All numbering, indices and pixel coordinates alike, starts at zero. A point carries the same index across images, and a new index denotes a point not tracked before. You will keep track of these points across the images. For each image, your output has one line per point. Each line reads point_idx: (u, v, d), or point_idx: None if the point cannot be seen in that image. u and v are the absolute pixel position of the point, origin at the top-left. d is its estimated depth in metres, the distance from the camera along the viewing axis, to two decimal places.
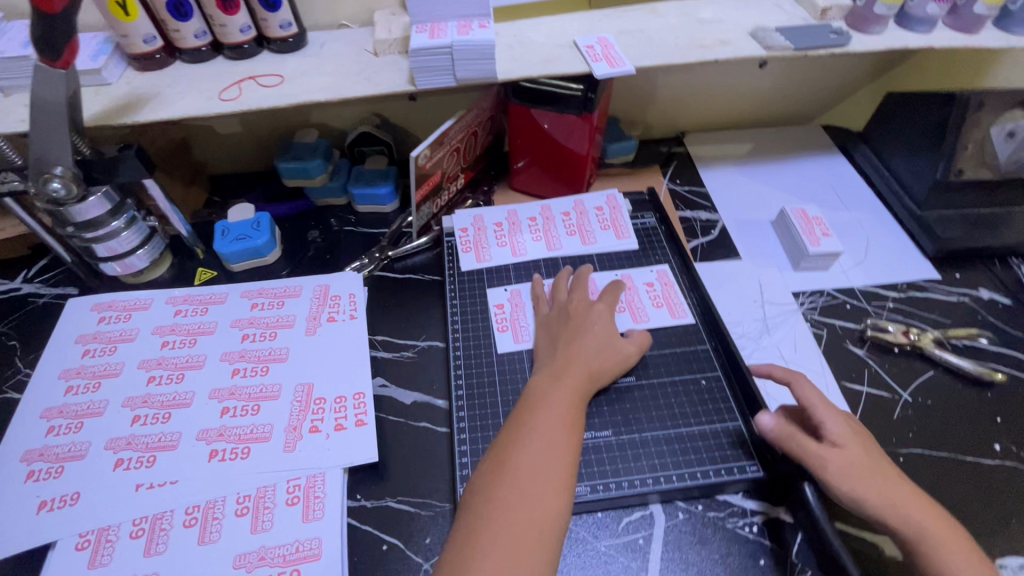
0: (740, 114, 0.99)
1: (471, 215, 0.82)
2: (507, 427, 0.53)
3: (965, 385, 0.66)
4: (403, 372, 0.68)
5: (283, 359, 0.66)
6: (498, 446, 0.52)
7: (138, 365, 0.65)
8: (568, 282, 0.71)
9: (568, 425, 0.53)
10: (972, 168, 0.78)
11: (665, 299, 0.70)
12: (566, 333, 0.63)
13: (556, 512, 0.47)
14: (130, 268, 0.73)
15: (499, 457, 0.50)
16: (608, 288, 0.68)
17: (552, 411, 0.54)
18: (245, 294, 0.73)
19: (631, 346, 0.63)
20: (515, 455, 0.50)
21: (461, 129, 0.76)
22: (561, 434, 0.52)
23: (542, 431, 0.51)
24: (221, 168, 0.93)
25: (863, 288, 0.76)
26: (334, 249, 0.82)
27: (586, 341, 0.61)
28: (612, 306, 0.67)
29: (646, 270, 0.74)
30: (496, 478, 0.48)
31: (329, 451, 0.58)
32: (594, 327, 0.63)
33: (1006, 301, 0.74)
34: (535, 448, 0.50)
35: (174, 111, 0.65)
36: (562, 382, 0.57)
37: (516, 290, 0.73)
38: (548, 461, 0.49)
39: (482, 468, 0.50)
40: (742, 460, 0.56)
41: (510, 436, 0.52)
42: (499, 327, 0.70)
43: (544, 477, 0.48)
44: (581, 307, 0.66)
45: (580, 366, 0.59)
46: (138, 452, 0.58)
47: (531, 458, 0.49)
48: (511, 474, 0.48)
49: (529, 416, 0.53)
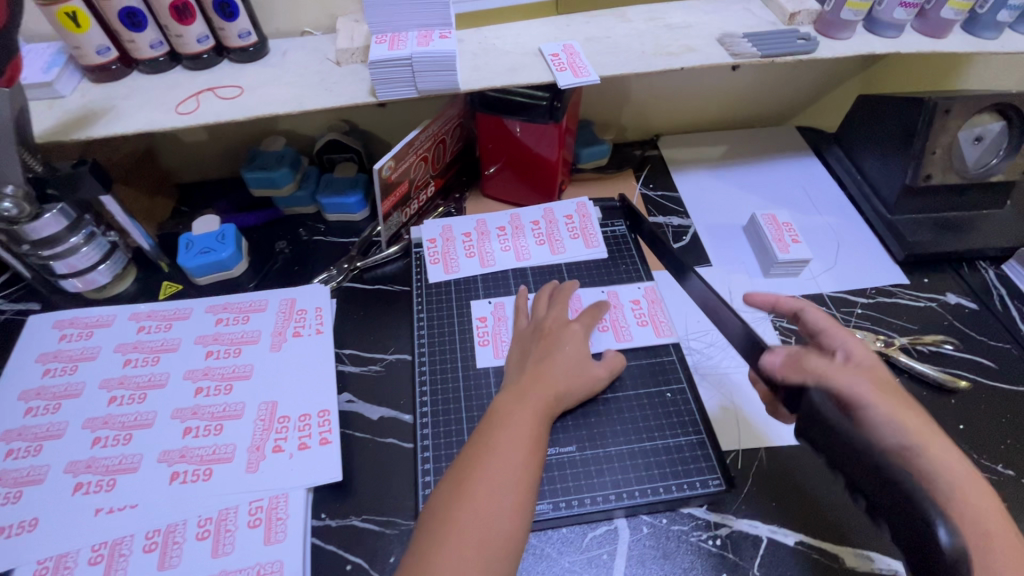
0: (715, 115, 0.98)
1: (440, 225, 0.81)
2: (469, 444, 0.52)
3: (929, 391, 0.67)
4: (369, 387, 0.68)
5: (248, 376, 0.65)
6: (459, 464, 0.50)
7: (100, 385, 0.64)
8: (550, 297, 0.70)
9: (532, 444, 0.52)
10: (940, 172, 0.77)
11: (651, 318, 0.70)
12: (539, 350, 0.61)
13: (514, 536, 0.46)
14: (91, 284, 0.72)
15: (459, 476, 0.49)
16: (589, 309, 0.67)
17: (516, 430, 0.52)
18: (210, 309, 0.72)
19: (603, 369, 0.62)
20: (475, 476, 0.48)
21: (426, 139, 0.75)
22: (524, 455, 0.50)
23: (504, 449, 0.50)
24: (188, 176, 0.92)
25: (832, 294, 0.76)
26: (302, 260, 0.81)
27: (558, 359, 0.60)
28: (589, 326, 0.65)
29: (632, 287, 0.73)
30: (455, 500, 0.47)
31: (292, 471, 0.58)
32: (568, 347, 0.61)
33: (972, 306, 0.75)
34: (497, 468, 0.49)
35: (129, 125, 0.64)
36: (529, 400, 0.55)
37: (500, 303, 0.73)
38: (510, 481, 0.48)
39: (442, 487, 0.49)
40: (705, 475, 0.57)
41: (472, 455, 0.50)
42: (481, 341, 0.69)
43: (504, 501, 0.47)
44: (555, 326, 0.64)
45: (547, 384, 0.57)
46: (98, 475, 0.58)
47: (492, 481, 0.48)
48: (470, 497, 0.47)
49: (492, 434, 0.52)
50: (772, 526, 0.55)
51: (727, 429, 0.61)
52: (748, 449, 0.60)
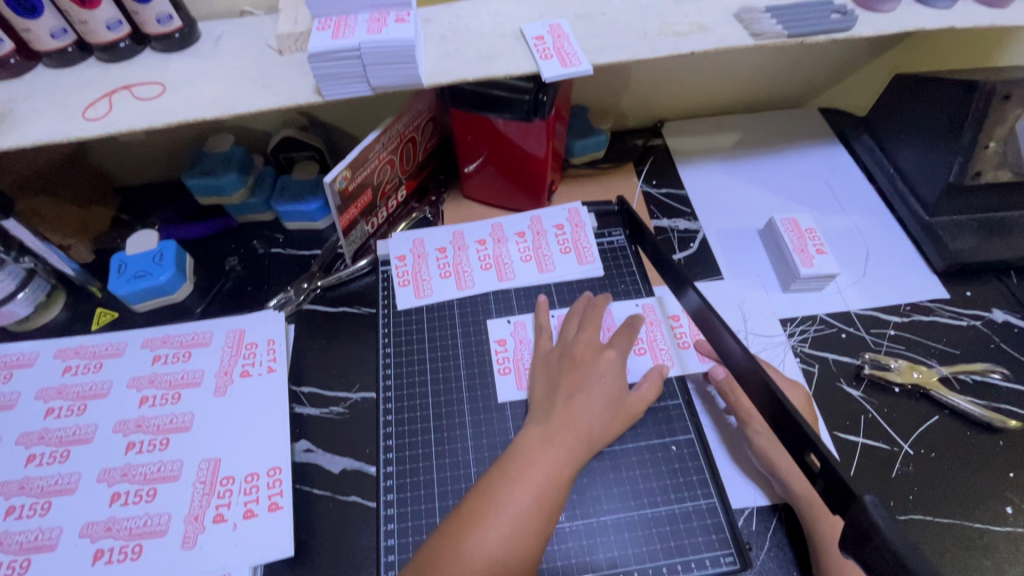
0: (727, 97, 0.86)
1: (411, 238, 0.71)
2: (471, 494, 0.46)
3: (973, 431, 0.58)
4: (330, 434, 0.59)
5: (187, 428, 0.56)
6: (458, 517, 0.44)
7: (16, 441, 0.56)
8: (581, 312, 0.61)
9: (542, 503, 0.45)
10: (992, 169, 0.66)
11: (692, 340, 0.61)
12: (568, 382, 0.53)
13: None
14: (8, 316, 0.63)
15: (456, 533, 0.43)
16: (623, 329, 0.59)
17: (529, 484, 0.46)
18: (146, 344, 0.62)
19: (638, 403, 0.54)
20: (473, 537, 0.42)
21: (389, 141, 0.64)
22: (531, 517, 0.44)
23: (514, 507, 0.44)
24: (129, 179, 0.81)
25: (861, 312, 0.67)
26: (257, 280, 0.71)
27: (592, 394, 0.53)
28: (625, 351, 0.57)
29: (674, 300, 0.64)
30: (447, 561, 0.41)
31: (236, 545, 0.50)
32: (604, 376, 0.54)
33: (1023, 324, 0.65)
34: (497, 531, 0.43)
35: (26, 135, 0.53)
36: (553, 448, 0.48)
37: (521, 322, 0.64)
38: (512, 545, 0.43)
39: (433, 543, 0.43)
40: (716, 550, 0.49)
41: (473, 508, 0.44)
42: (501, 368, 0.60)
43: (500, 574, 0.41)
44: (588, 353, 0.56)
45: (577, 429, 0.50)
46: (11, 555, 0.50)
47: (493, 546, 0.42)
48: (466, 563, 0.41)
49: (501, 484, 0.46)
50: None
51: (738, 486, 0.53)
52: (764, 510, 0.51)
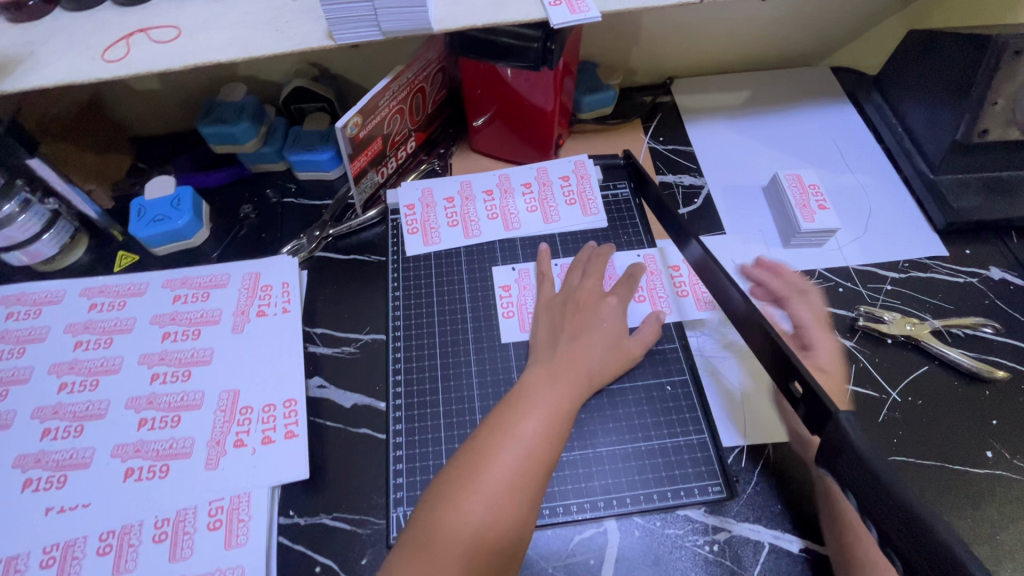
0: (739, 54, 0.86)
1: (419, 188, 0.73)
2: (486, 427, 0.48)
3: (961, 381, 0.60)
4: (343, 372, 0.62)
5: (207, 361, 0.60)
6: (471, 448, 0.47)
7: (49, 370, 0.59)
8: (586, 260, 0.63)
9: (552, 434, 0.48)
10: (999, 127, 0.67)
11: (692, 289, 0.63)
12: (572, 325, 0.56)
13: (517, 536, 0.44)
14: (36, 256, 0.65)
15: (473, 461, 0.46)
16: (624, 278, 0.61)
17: (538, 416, 0.49)
18: (167, 284, 0.65)
19: (638, 346, 0.57)
20: (490, 463, 0.45)
21: (399, 89, 0.65)
22: (542, 446, 0.47)
23: (525, 437, 0.47)
24: (145, 128, 0.82)
25: (859, 268, 0.68)
26: (270, 227, 0.73)
27: (594, 336, 0.55)
28: (626, 299, 0.59)
29: (675, 251, 0.66)
30: (467, 484, 0.44)
31: (255, 467, 0.54)
32: (605, 322, 0.56)
33: (1020, 282, 0.66)
34: (512, 458, 0.46)
35: (48, 76, 0.54)
36: (557, 385, 0.51)
37: (525, 270, 0.66)
38: (526, 471, 0.46)
39: (451, 471, 0.46)
40: (704, 480, 0.52)
41: (488, 441, 0.47)
42: (505, 312, 0.63)
43: (517, 495, 0.45)
44: (589, 298, 0.58)
45: (580, 368, 0.53)
46: (48, 471, 0.53)
47: (508, 469, 0.45)
48: (484, 485, 0.44)
49: (513, 416, 0.49)
50: (775, 531, 0.50)
51: (729, 425, 0.56)
52: (751, 448, 0.54)
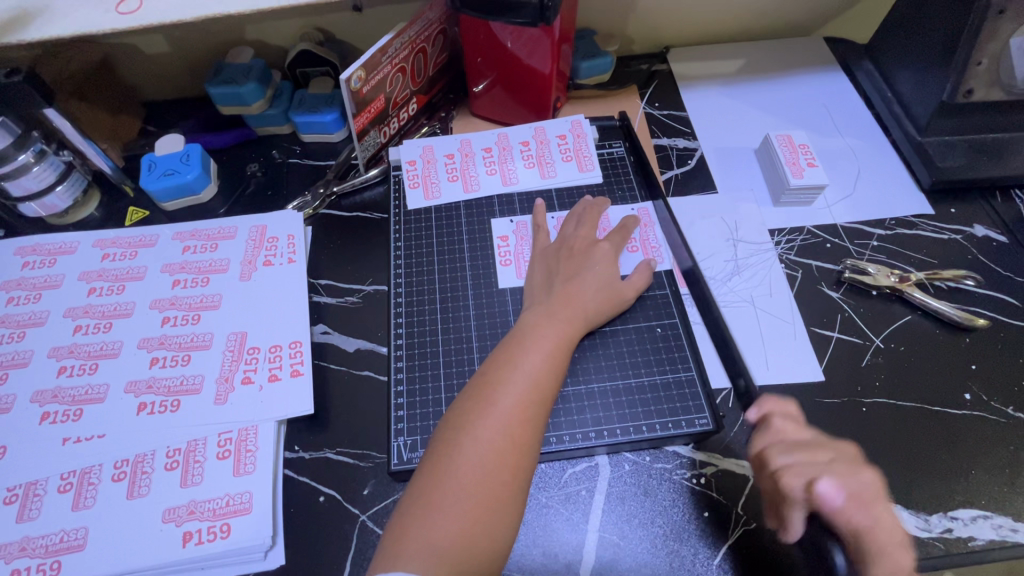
0: (734, 23, 0.87)
1: (421, 146, 0.75)
2: (493, 362, 0.51)
3: (943, 330, 0.62)
4: (346, 319, 0.64)
5: (216, 306, 0.62)
6: (480, 381, 0.49)
7: (64, 314, 0.62)
8: (582, 212, 0.66)
9: (554, 365, 0.50)
10: (983, 87, 0.69)
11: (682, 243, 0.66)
12: (567, 269, 0.59)
13: (531, 459, 0.46)
14: (51, 208, 0.68)
15: (483, 391, 0.48)
16: (618, 229, 0.63)
17: (541, 350, 0.51)
18: (177, 236, 0.68)
19: (630, 289, 0.59)
20: (500, 392, 0.47)
21: (401, 47, 0.67)
22: (546, 375, 0.49)
23: (530, 369, 0.49)
24: (153, 94, 0.84)
25: (847, 225, 0.70)
26: (276, 185, 0.75)
27: (589, 277, 0.58)
28: (618, 246, 0.62)
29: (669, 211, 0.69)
30: (479, 411, 0.46)
31: (262, 403, 0.56)
32: (598, 265, 0.59)
33: (1002, 239, 0.68)
34: (519, 386, 0.48)
35: (64, 27, 0.56)
36: (555, 321, 0.54)
37: (523, 222, 0.69)
38: (533, 400, 0.48)
39: (465, 403, 0.48)
40: (691, 414, 0.55)
41: (496, 374, 0.49)
42: (502, 260, 0.66)
43: (527, 420, 0.46)
44: (584, 245, 0.61)
45: (577, 307, 0.55)
46: (64, 405, 0.56)
47: (516, 397, 0.47)
48: (495, 412, 0.46)
49: (516, 350, 0.51)
50: None
51: (717, 367, 0.59)
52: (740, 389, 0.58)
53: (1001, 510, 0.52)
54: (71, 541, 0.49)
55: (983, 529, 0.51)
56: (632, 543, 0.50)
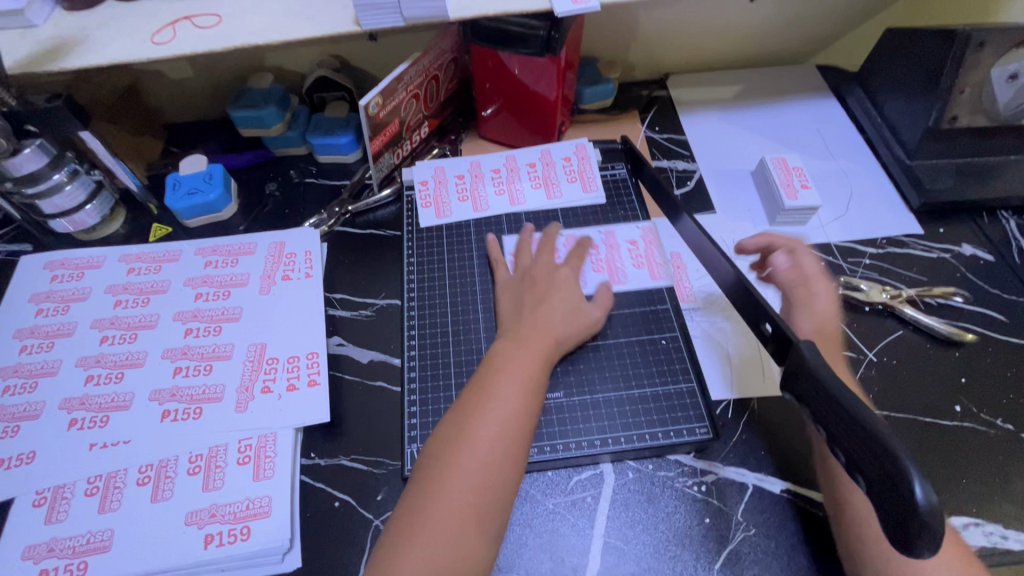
0: (730, 53, 0.92)
1: (432, 167, 0.78)
2: (471, 390, 0.53)
3: (933, 344, 0.64)
4: (361, 331, 0.67)
5: (237, 319, 0.65)
6: (457, 410, 0.51)
7: (92, 325, 0.64)
8: (534, 246, 0.69)
9: (527, 390, 0.52)
10: (967, 114, 0.73)
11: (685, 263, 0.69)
12: (531, 298, 0.61)
13: (508, 483, 0.48)
14: (80, 224, 0.71)
15: (458, 421, 0.50)
16: (576, 250, 0.68)
17: (512, 378, 0.53)
18: (199, 251, 0.71)
19: (595, 311, 0.62)
20: (473, 421, 0.49)
21: (416, 74, 0.71)
22: (520, 401, 0.51)
23: (502, 396, 0.51)
24: (175, 116, 0.88)
25: (840, 243, 0.73)
26: (293, 203, 0.79)
27: (552, 303, 0.60)
28: (577, 269, 0.66)
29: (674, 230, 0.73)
30: (454, 442, 0.48)
31: (280, 411, 0.59)
32: (561, 290, 0.62)
33: (989, 258, 0.71)
34: (493, 414, 0.50)
35: (103, 55, 0.60)
36: (528, 349, 0.55)
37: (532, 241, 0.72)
38: (506, 426, 0.49)
39: (442, 433, 0.50)
40: (692, 422, 0.57)
41: (473, 402, 0.51)
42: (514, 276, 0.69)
43: (500, 446, 0.48)
44: (544, 271, 0.64)
45: (545, 332, 0.57)
46: (92, 412, 0.58)
47: (490, 425, 0.49)
48: (469, 441, 0.48)
49: (490, 378, 0.53)
50: (759, 475, 0.56)
51: (718, 380, 0.61)
52: (740, 400, 0.60)
53: (991, 517, 0.54)
54: (97, 542, 0.51)
55: (974, 536, 0.53)
56: (635, 549, 0.52)
